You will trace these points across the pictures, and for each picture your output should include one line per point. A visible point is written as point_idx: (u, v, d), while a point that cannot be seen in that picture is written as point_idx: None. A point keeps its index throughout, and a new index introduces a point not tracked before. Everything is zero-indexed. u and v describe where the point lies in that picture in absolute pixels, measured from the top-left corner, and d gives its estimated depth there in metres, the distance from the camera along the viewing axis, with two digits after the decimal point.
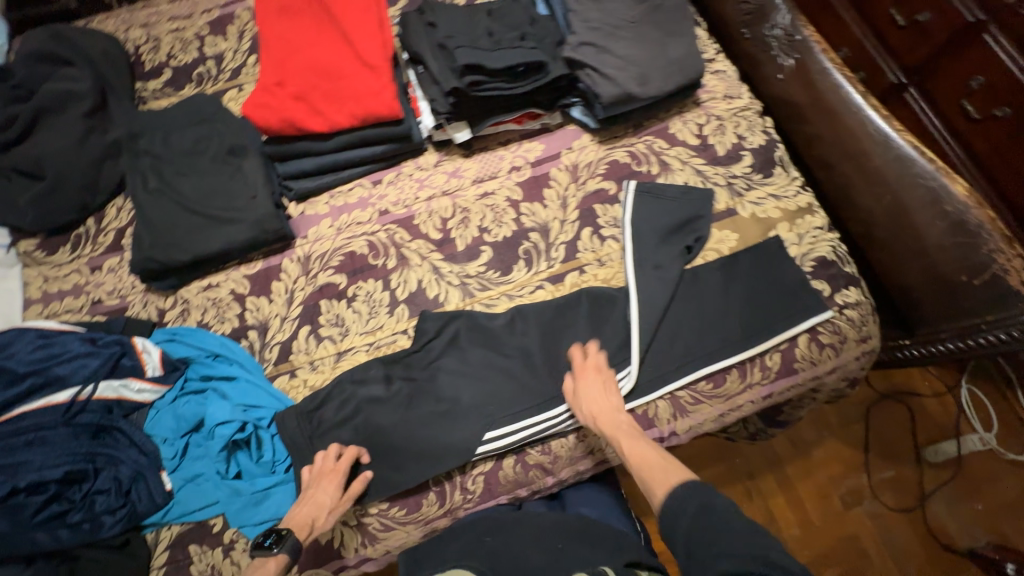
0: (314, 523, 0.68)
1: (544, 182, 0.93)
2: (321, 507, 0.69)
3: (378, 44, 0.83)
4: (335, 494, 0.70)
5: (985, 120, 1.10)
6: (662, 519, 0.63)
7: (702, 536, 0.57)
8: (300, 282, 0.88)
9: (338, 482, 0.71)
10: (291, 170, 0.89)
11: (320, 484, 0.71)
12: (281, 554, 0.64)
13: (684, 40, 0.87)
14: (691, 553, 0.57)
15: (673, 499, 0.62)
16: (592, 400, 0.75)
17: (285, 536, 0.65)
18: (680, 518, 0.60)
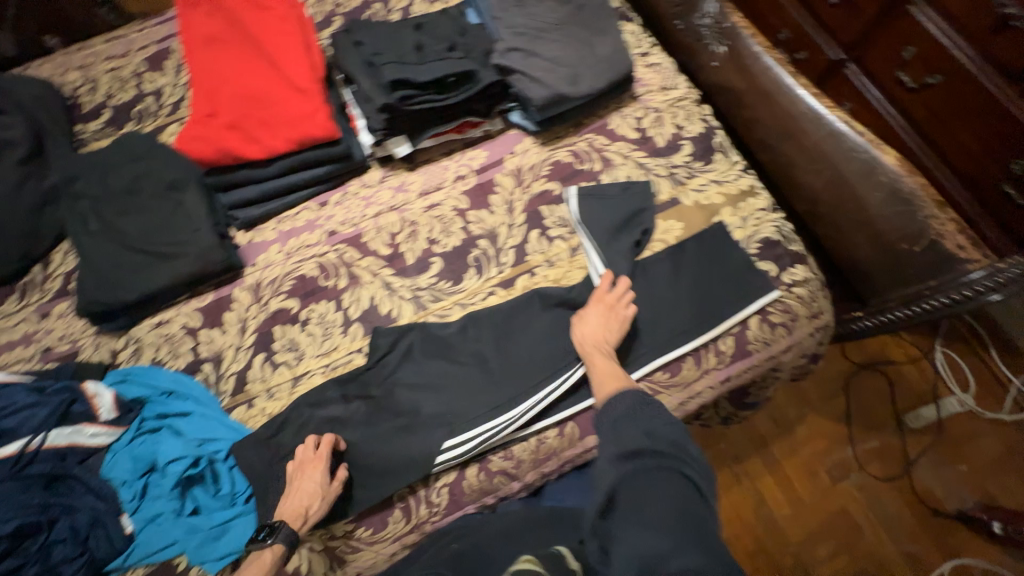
0: (306, 512, 0.69)
1: (489, 189, 0.94)
2: (312, 496, 0.70)
3: (306, 67, 0.84)
4: (323, 479, 0.71)
5: (920, 89, 1.12)
6: (598, 411, 0.71)
7: (624, 422, 0.66)
8: (252, 311, 0.88)
9: (322, 470, 0.71)
10: (236, 199, 0.89)
11: (305, 474, 0.71)
12: (276, 543, 0.67)
13: (611, 38, 0.89)
14: (609, 435, 0.67)
15: (611, 399, 0.71)
16: (587, 326, 0.79)
17: (278, 528, 0.67)
18: (612, 410, 0.69)
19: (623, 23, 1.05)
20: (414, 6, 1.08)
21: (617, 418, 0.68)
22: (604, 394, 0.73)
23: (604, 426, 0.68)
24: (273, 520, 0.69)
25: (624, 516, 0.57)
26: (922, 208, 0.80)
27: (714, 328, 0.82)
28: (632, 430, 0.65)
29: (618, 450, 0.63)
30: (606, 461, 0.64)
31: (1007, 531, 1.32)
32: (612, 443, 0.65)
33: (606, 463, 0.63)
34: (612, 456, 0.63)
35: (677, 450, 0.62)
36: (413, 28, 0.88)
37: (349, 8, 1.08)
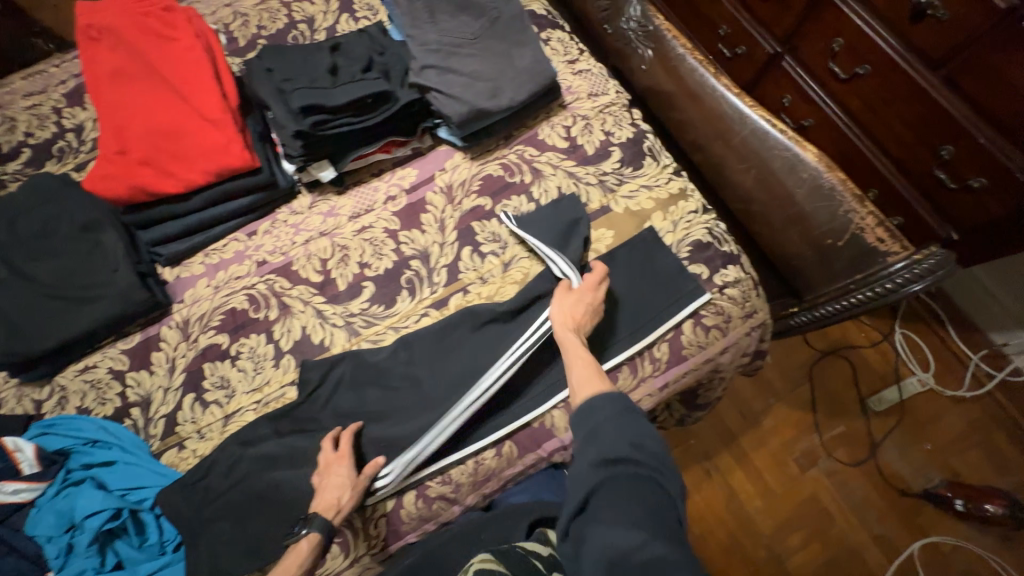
0: (340, 503, 0.70)
1: (420, 208, 0.93)
2: (343, 487, 0.71)
3: (216, 97, 0.82)
4: (352, 473, 0.73)
5: (852, 79, 1.12)
6: (577, 411, 0.67)
7: (608, 428, 0.63)
8: (180, 349, 0.85)
9: (348, 463, 0.73)
10: (157, 235, 0.87)
11: (331, 469, 0.73)
12: (312, 533, 0.68)
13: (530, 49, 0.88)
14: (590, 439, 0.64)
15: (592, 402, 0.67)
16: (571, 311, 0.77)
17: (312, 518, 0.68)
18: (594, 416, 0.65)
19: (551, 31, 1.04)
20: (338, 25, 1.07)
21: (601, 422, 0.64)
22: (584, 396, 0.69)
23: (584, 431, 0.65)
24: (308, 514, 0.70)
25: (598, 521, 0.56)
26: (844, 201, 0.82)
27: (646, 336, 0.82)
28: (617, 437, 0.62)
29: (600, 455, 0.61)
30: (585, 464, 0.61)
31: (968, 507, 1.36)
32: (594, 448, 0.62)
33: (585, 467, 0.61)
34: (592, 462, 0.61)
35: (658, 461, 0.61)
36: (329, 50, 0.87)
37: (273, 31, 1.06)
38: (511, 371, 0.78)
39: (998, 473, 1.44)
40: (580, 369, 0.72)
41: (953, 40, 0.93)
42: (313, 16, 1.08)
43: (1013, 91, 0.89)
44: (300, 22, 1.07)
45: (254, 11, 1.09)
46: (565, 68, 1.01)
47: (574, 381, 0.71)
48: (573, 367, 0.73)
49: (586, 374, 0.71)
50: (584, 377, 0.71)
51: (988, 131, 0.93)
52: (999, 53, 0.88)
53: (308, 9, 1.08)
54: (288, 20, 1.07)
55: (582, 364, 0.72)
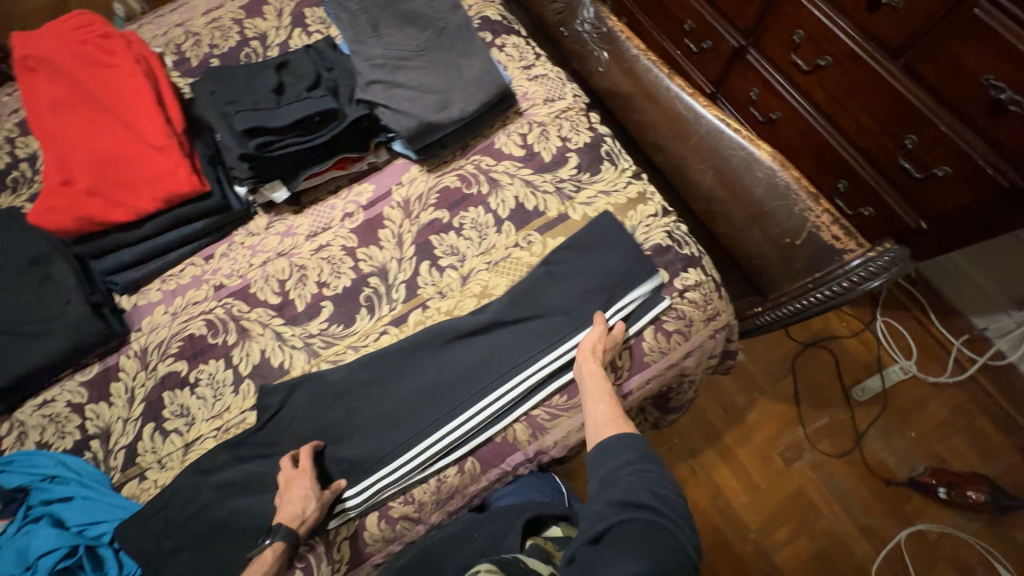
0: (304, 514, 0.69)
1: (377, 224, 0.92)
2: (308, 498, 0.70)
3: (159, 122, 0.81)
4: (314, 485, 0.72)
5: (814, 71, 1.10)
6: (594, 450, 0.68)
7: (628, 472, 0.64)
8: (140, 378, 0.85)
9: (310, 478, 0.72)
10: (110, 264, 0.86)
11: (291, 486, 0.72)
12: (276, 542, 0.67)
13: (478, 59, 0.87)
14: (609, 482, 0.64)
15: (611, 443, 0.67)
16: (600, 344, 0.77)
17: (277, 528, 0.68)
18: (612, 458, 0.65)
19: (506, 37, 1.03)
20: (291, 40, 1.05)
21: (622, 464, 0.65)
22: (606, 435, 0.69)
23: (603, 472, 0.65)
24: (273, 525, 0.69)
25: (609, 558, 0.56)
26: (798, 199, 0.82)
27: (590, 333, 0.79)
28: (637, 481, 0.62)
29: (618, 497, 0.61)
30: (603, 503, 0.62)
31: (951, 495, 1.35)
32: (613, 489, 0.63)
33: (601, 507, 0.61)
34: (609, 502, 0.61)
35: (675, 514, 0.60)
36: (274, 69, 0.86)
37: (225, 49, 1.05)
38: (495, 403, 0.78)
39: (985, 459, 1.41)
40: (607, 409, 0.71)
41: (909, 29, 0.91)
42: (265, 32, 1.06)
43: (968, 79, 0.87)
44: (252, 39, 1.05)
45: (206, 30, 1.07)
46: (520, 74, 1.00)
47: (596, 418, 0.71)
48: (598, 404, 0.72)
49: (612, 414, 0.71)
50: (609, 416, 0.71)
51: (947, 117, 0.92)
52: (953, 38, 0.86)
53: (260, 25, 1.07)
54: (241, 37, 1.06)
55: (610, 405, 0.72)
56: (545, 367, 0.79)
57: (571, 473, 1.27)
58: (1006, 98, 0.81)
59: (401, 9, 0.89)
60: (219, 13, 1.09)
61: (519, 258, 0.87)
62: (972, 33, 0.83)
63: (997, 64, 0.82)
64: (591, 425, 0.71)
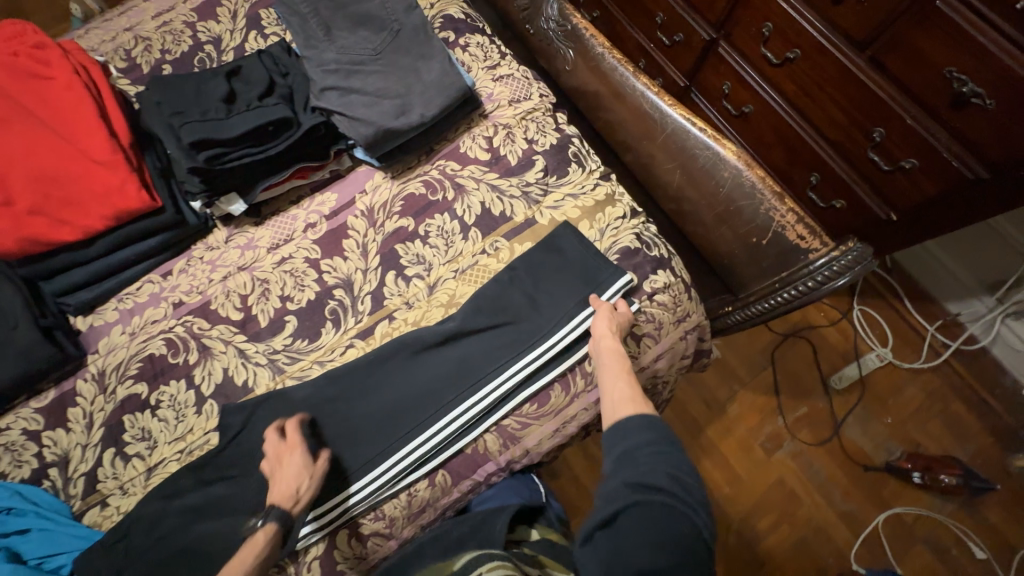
0: (299, 492, 0.69)
1: (341, 234, 0.89)
2: (301, 476, 0.69)
3: (102, 137, 0.78)
4: (305, 461, 0.71)
5: (784, 64, 1.07)
6: (613, 430, 0.64)
7: (646, 453, 0.60)
8: (98, 403, 0.82)
9: (301, 452, 0.71)
10: (62, 285, 0.83)
11: (283, 460, 0.71)
12: (269, 524, 0.65)
13: (437, 62, 0.86)
14: (624, 461, 0.61)
15: (629, 422, 0.63)
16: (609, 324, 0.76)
17: (269, 509, 0.66)
18: (627, 439, 0.62)
19: (470, 36, 1.00)
20: (247, 44, 1.01)
21: (639, 445, 0.61)
22: (624, 415, 0.65)
23: (619, 451, 0.62)
24: (265, 505, 0.68)
25: (620, 544, 0.54)
26: (764, 199, 0.81)
27: (553, 339, 0.78)
28: (654, 464, 0.59)
29: (635, 478, 0.58)
30: (618, 484, 0.59)
31: (926, 480, 1.34)
32: (628, 469, 0.60)
33: (617, 487, 0.58)
34: (624, 484, 0.58)
35: (693, 498, 0.57)
36: (224, 76, 0.83)
37: (177, 55, 1.00)
38: (470, 413, 0.77)
39: (957, 441, 1.40)
40: (626, 385, 0.68)
41: (874, 20, 0.89)
42: (219, 36, 1.02)
43: (931, 70, 0.86)
44: (206, 43, 1.01)
45: (156, 33, 1.02)
46: (485, 75, 0.98)
47: (609, 404, 0.67)
48: (617, 380, 0.69)
49: (631, 392, 0.67)
50: (628, 395, 0.67)
51: (914, 110, 0.90)
52: (918, 30, 0.84)
53: (213, 28, 1.02)
54: (193, 42, 1.01)
55: (627, 382, 0.69)
56: (508, 377, 0.77)
57: (556, 473, 1.27)
58: (968, 92, 0.81)
59: (353, 11, 0.87)
60: (169, 16, 1.04)
61: (486, 265, 0.86)
62: (934, 25, 0.82)
63: (960, 56, 0.81)
64: (610, 403, 0.67)
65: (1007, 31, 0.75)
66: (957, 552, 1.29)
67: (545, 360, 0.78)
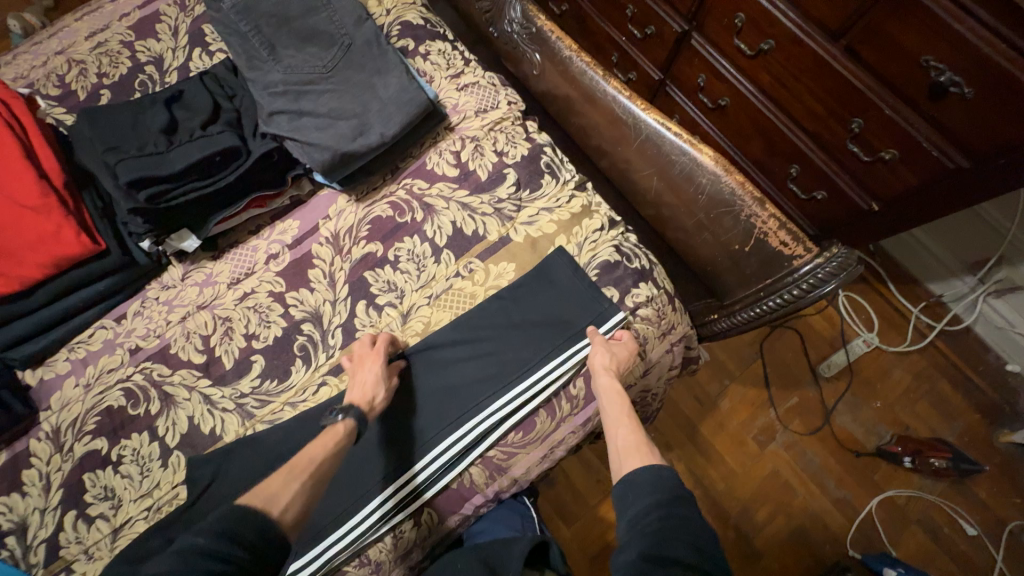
0: (374, 398, 0.71)
1: (307, 264, 0.85)
2: (372, 386, 0.72)
3: (29, 181, 0.72)
4: (382, 372, 0.73)
5: (759, 56, 1.02)
6: (620, 486, 0.63)
7: (655, 518, 0.57)
8: (55, 463, 0.76)
9: (381, 362, 0.74)
10: (2, 339, 0.77)
11: (362, 366, 0.74)
12: (347, 420, 0.69)
13: (394, 76, 0.82)
14: (634, 531, 0.57)
15: (637, 479, 0.61)
16: (607, 363, 0.74)
17: (348, 407, 0.69)
18: (638, 502, 0.59)
19: (431, 43, 0.95)
20: (191, 62, 0.94)
21: (650, 508, 0.58)
22: (633, 468, 0.64)
23: (632, 514, 0.59)
24: (344, 403, 0.71)
25: None
26: (744, 205, 0.79)
27: (541, 371, 0.76)
28: (670, 530, 0.55)
29: (653, 549, 0.53)
30: (634, 556, 0.54)
31: (916, 463, 1.29)
32: (642, 538, 0.55)
33: (633, 560, 0.53)
34: (642, 555, 0.53)
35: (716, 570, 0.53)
36: (164, 104, 0.77)
37: (115, 78, 0.92)
38: (458, 445, 0.74)
39: (945, 422, 1.37)
40: (629, 436, 0.68)
41: (848, 9, 0.85)
42: (161, 54, 0.95)
43: (909, 58, 0.82)
44: (146, 64, 0.93)
45: (92, 56, 0.94)
46: (448, 84, 0.93)
47: (618, 461, 0.67)
48: (619, 428, 0.69)
49: (636, 441, 0.67)
50: (635, 445, 0.67)
51: (892, 99, 0.87)
52: (894, 19, 0.81)
53: (154, 46, 0.95)
54: (133, 62, 0.93)
55: (629, 429, 0.68)
56: (494, 413, 0.75)
57: (552, 483, 1.25)
58: (946, 81, 0.78)
59: (298, 27, 0.82)
60: (104, 36, 0.96)
61: (461, 289, 0.82)
62: (911, 14, 0.78)
63: (936, 45, 0.78)
64: (616, 457, 0.68)
65: (984, 17, 0.71)
66: (949, 531, 1.27)
67: (530, 392, 0.76)
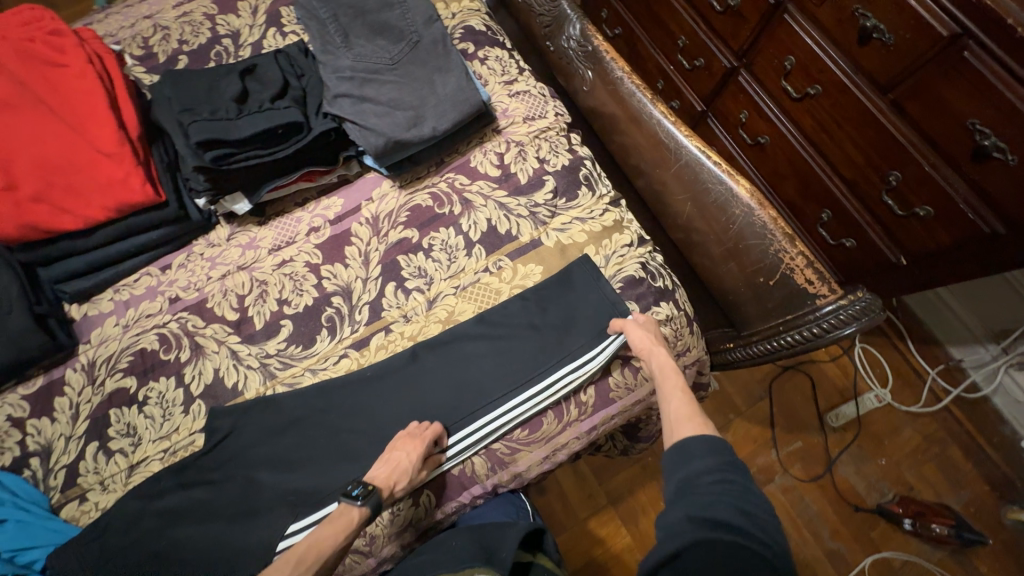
0: (395, 486, 0.68)
1: (344, 241, 0.89)
2: (404, 474, 0.68)
3: (110, 129, 0.78)
4: (418, 463, 0.68)
5: (804, 99, 1.04)
6: (671, 451, 0.62)
7: (708, 482, 0.56)
8: (85, 394, 0.80)
9: (420, 452, 0.69)
10: (59, 272, 0.82)
11: (403, 449, 0.69)
12: (365, 506, 0.65)
13: (454, 75, 0.87)
14: (684, 489, 0.57)
15: (691, 444, 0.61)
16: (646, 346, 0.75)
17: (370, 492, 0.66)
18: (692, 463, 0.59)
19: (490, 49, 1.00)
20: (265, 40, 1.00)
21: (702, 471, 0.57)
22: (683, 434, 0.63)
23: (678, 480, 0.59)
24: (366, 481, 0.68)
25: None
26: (774, 240, 0.80)
27: (553, 374, 0.78)
28: (719, 493, 0.55)
29: (698, 511, 0.53)
30: (680, 517, 0.54)
31: (917, 527, 1.25)
32: (689, 500, 0.55)
33: (679, 521, 0.54)
34: (686, 515, 0.54)
35: (768, 538, 0.52)
36: (239, 75, 0.83)
37: (194, 46, 0.99)
38: (468, 438, 0.75)
39: (952, 489, 1.34)
40: (682, 405, 0.67)
41: (898, 66, 0.86)
42: (238, 30, 1.01)
43: (955, 118, 0.83)
44: (223, 36, 1.00)
45: (176, 23, 1.01)
46: (501, 90, 0.97)
47: (669, 424, 0.66)
48: (671, 400, 0.68)
49: (688, 411, 0.66)
50: (686, 414, 0.66)
51: (932, 156, 0.88)
52: (943, 79, 0.81)
53: (233, 22, 1.02)
54: (211, 34, 1.00)
55: (683, 401, 0.68)
56: (507, 410, 0.76)
57: (544, 490, 1.25)
58: (991, 145, 0.78)
59: (372, 20, 0.88)
60: (189, 7, 1.03)
61: (488, 284, 0.85)
62: (961, 75, 0.79)
63: (985, 109, 0.78)
64: (668, 422, 0.66)
65: None
66: None
67: (541, 395, 0.77)
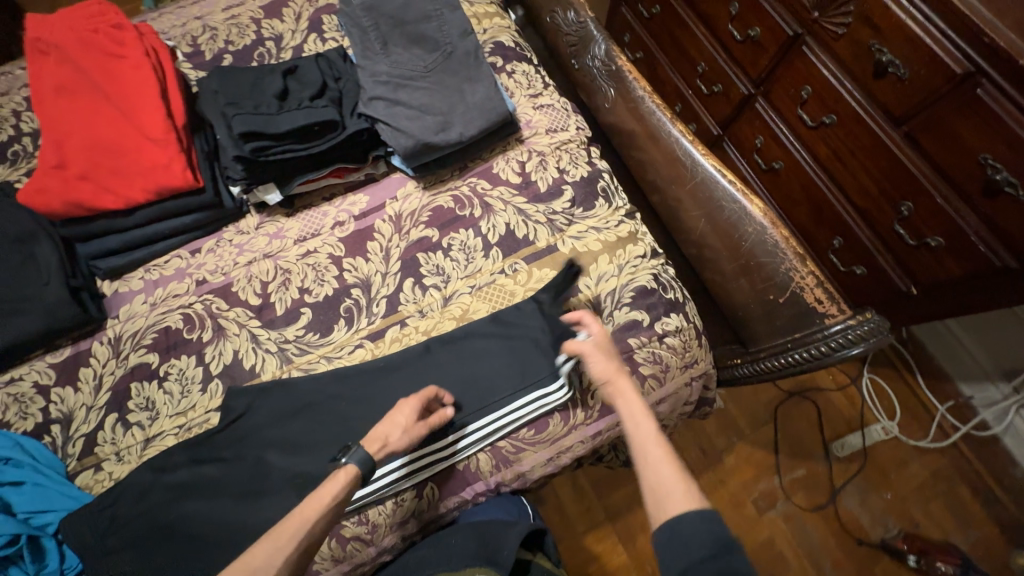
0: (387, 439, 0.69)
1: (367, 236, 0.92)
2: (394, 425, 0.70)
3: (158, 117, 0.83)
4: (412, 415, 0.71)
5: (819, 128, 1.07)
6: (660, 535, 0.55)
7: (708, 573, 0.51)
8: (109, 367, 0.83)
9: (413, 406, 0.71)
10: (95, 249, 0.86)
11: (399, 405, 0.72)
12: (350, 463, 0.65)
13: (482, 85, 0.91)
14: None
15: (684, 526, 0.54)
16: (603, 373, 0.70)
17: (352, 449, 0.66)
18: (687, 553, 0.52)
19: (517, 64, 1.04)
20: (306, 45, 1.06)
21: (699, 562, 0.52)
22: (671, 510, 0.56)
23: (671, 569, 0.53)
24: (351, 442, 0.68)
25: None
26: (785, 259, 0.82)
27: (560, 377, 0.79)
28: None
29: None
30: None
31: (922, 564, 1.23)
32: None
33: None
34: None
35: None
36: (282, 74, 0.88)
37: (240, 46, 1.05)
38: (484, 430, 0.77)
39: (959, 528, 1.31)
40: (657, 449, 0.61)
41: (912, 99, 0.89)
42: (282, 34, 1.07)
43: (969, 153, 0.85)
44: (268, 39, 1.06)
45: (224, 25, 1.08)
46: (527, 102, 1.02)
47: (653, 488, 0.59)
48: (644, 444, 0.62)
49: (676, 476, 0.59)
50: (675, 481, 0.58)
51: (945, 189, 0.90)
52: (958, 115, 0.83)
53: (278, 26, 1.08)
54: (257, 36, 1.06)
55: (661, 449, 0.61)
56: (512, 409, 0.78)
57: (542, 501, 1.25)
58: (1002, 179, 0.79)
59: (410, 31, 0.93)
60: (238, 11, 1.10)
61: (503, 285, 0.88)
62: (974, 111, 0.81)
63: (997, 144, 0.80)
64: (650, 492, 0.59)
65: None
66: None
67: (547, 397, 0.79)
